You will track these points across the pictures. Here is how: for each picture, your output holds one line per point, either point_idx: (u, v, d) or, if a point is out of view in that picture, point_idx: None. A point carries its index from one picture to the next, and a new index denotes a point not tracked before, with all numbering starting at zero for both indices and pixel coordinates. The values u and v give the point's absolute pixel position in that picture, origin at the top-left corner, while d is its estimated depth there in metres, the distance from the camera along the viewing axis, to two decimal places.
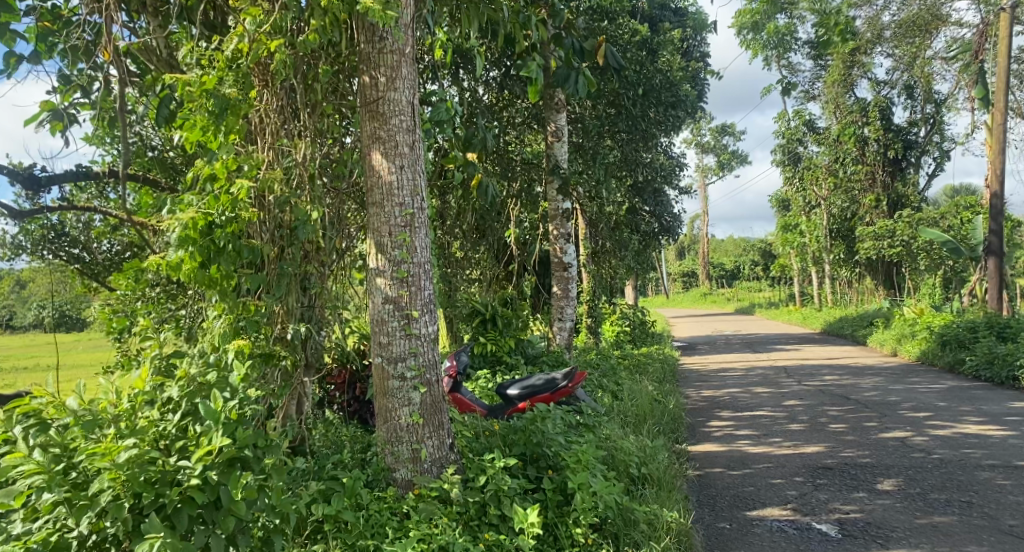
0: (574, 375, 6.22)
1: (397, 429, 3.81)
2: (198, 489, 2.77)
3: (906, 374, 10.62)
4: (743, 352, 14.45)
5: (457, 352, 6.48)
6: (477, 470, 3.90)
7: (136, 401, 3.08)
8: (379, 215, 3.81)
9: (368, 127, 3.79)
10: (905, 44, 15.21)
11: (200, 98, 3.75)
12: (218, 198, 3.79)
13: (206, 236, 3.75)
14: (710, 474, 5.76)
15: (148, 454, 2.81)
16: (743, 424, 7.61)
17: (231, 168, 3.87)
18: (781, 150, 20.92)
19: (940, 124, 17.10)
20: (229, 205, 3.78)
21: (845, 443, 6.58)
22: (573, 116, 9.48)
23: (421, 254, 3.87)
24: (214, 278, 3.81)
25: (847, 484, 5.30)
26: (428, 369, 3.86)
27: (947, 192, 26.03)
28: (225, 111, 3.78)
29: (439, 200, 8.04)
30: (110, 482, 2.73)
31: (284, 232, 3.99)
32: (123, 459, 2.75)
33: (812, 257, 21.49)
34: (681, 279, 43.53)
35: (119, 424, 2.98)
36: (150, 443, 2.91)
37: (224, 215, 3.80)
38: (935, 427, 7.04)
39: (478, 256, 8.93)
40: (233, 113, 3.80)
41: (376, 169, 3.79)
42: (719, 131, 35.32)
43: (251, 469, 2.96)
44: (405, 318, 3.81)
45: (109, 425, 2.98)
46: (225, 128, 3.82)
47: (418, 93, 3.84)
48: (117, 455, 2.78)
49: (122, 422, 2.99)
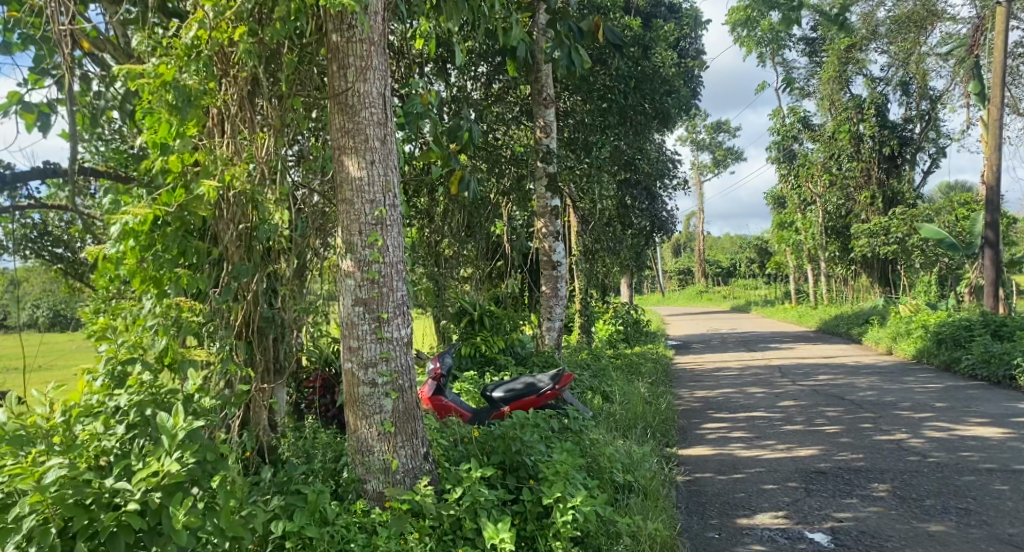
0: (561, 378, 6.04)
1: (369, 439, 3.63)
2: (134, 515, 2.61)
3: (901, 373, 10.47)
4: (738, 351, 14.30)
5: (441, 354, 6.29)
6: (452, 481, 3.75)
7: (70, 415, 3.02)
8: (348, 212, 3.62)
9: (336, 121, 3.61)
10: (900, 40, 15.08)
11: (159, 90, 3.58)
12: (171, 194, 3.75)
13: (153, 232, 3.68)
14: (700, 479, 5.59)
15: (80, 476, 2.69)
16: (735, 426, 7.45)
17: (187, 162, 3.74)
18: (776, 147, 20.76)
19: (935, 120, 16.94)
20: (183, 201, 3.71)
21: (839, 445, 6.41)
22: (563, 113, 9.31)
23: (394, 254, 3.69)
24: (160, 278, 3.74)
25: (840, 490, 5.14)
26: (401, 375, 3.68)
27: (942, 189, 25.91)
28: (188, 102, 3.60)
29: (427, 199, 7.82)
30: (33, 508, 2.58)
31: (245, 233, 3.81)
32: (51, 479, 2.65)
33: (808, 255, 21.35)
34: (676, 277, 43.41)
35: (50, 440, 2.89)
36: (88, 460, 2.84)
37: (175, 213, 3.70)
38: (932, 428, 6.88)
39: (467, 255, 8.73)
40: (194, 104, 3.63)
41: (345, 165, 3.60)
42: (714, 128, 35.15)
43: (200, 486, 2.86)
44: (377, 321, 3.63)
45: (39, 442, 2.89)
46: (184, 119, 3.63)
47: (389, 85, 3.65)
48: (42, 476, 2.67)
49: (54, 437, 2.92)
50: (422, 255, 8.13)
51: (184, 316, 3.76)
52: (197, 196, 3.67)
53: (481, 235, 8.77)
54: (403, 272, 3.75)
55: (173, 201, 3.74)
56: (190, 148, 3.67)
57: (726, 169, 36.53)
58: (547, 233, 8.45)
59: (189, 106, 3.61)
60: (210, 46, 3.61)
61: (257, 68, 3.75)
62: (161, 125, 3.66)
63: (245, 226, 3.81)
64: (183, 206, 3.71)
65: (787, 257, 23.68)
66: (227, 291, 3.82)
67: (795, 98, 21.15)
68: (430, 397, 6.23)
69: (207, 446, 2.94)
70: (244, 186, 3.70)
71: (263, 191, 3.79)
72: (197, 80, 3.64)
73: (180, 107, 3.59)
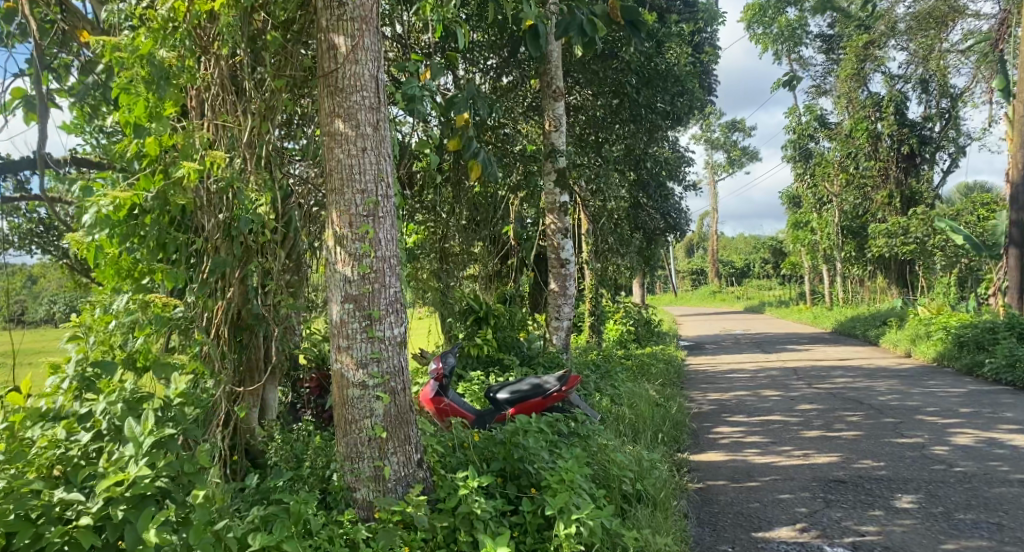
0: (568, 380, 5.79)
1: (358, 444, 3.40)
2: (88, 532, 2.54)
3: (922, 377, 10.14)
4: (752, 352, 13.97)
5: (444, 353, 6.04)
6: (448, 491, 3.51)
7: (15, 420, 2.89)
8: (339, 202, 3.39)
9: (327, 104, 3.38)
10: (919, 36, 14.73)
11: (137, 66, 3.40)
12: (150, 178, 3.51)
13: (131, 219, 3.46)
14: (712, 487, 5.34)
15: (28, 488, 2.61)
16: (749, 431, 7.17)
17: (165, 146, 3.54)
18: (792, 146, 20.41)
19: (956, 119, 16.56)
20: (162, 187, 3.51)
21: (859, 452, 6.13)
22: (574, 107, 9.04)
23: (387, 247, 3.46)
24: (125, 268, 3.52)
25: (861, 500, 4.87)
26: (393, 377, 3.44)
27: (962, 189, 25.42)
28: (164, 78, 3.44)
29: (436, 194, 7.64)
30: None
31: (227, 223, 3.64)
32: None
33: (824, 255, 20.97)
34: (690, 277, 43.03)
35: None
36: (39, 470, 2.74)
37: (155, 200, 3.49)
38: (958, 435, 6.58)
39: (475, 251, 8.50)
40: (171, 82, 3.50)
41: (335, 150, 3.37)
42: (729, 127, 34.74)
43: (170, 499, 2.73)
44: (368, 318, 3.39)
45: None
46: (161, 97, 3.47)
47: (383, 67, 3.41)
48: None
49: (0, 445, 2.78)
50: (427, 252, 7.89)
51: (161, 313, 3.52)
52: (175, 181, 3.50)
53: (486, 230, 8.53)
54: (397, 267, 3.51)
55: (153, 186, 3.51)
56: (166, 129, 3.46)
57: (741, 168, 36.12)
58: (556, 230, 8.15)
59: (165, 84, 3.46)
60: (187, 22, 3.48)
61: (238, 46, 3.59)
62: (135, 98, 3.43)
63: (225, 216, 3.62)
64: (161, 193, 3.51)
65: (803, 257, 23.30)
66: (203, 286, 3.66)
67: (812, 96, 20.78)
68: (432, 398, 6.00)
69: (182, 455, 2.80)
70: (223, 174, 3.54)
71: (243, 178, 3.62)
72: (175, 54, 3.49)
73: (156, 83, 3.42)
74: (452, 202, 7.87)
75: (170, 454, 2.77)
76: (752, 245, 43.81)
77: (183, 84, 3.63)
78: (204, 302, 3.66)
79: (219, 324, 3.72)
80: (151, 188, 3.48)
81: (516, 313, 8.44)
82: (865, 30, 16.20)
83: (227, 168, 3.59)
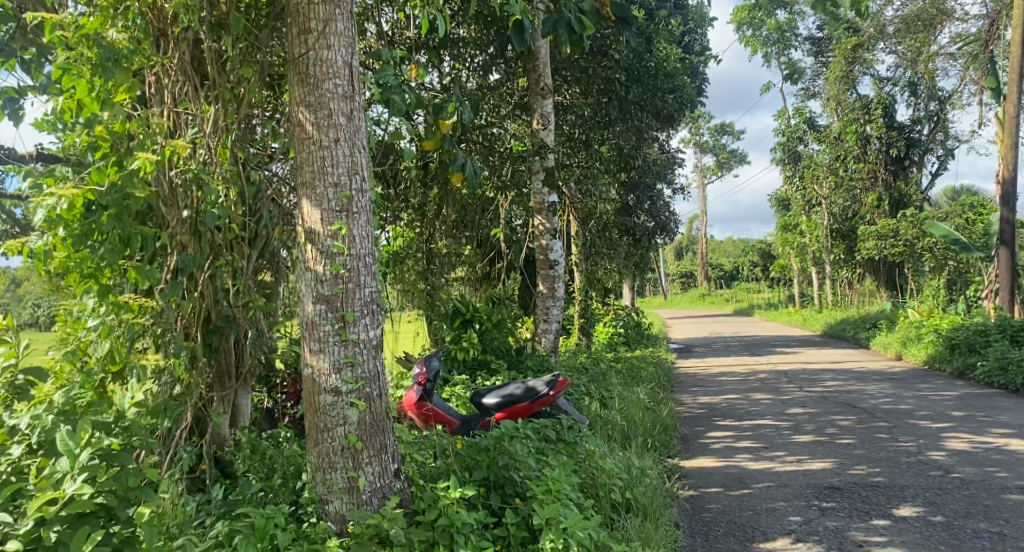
0: (557, 383, 5.60)
1: (331, 454, 3.20)
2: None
3: (914, 380, 10.03)
4: (742, 355, 13.86)
5: (428, 357, 5.84)
6: (427, 503, 3.32)
7: None
8: (310, 198, 3.20)
9: (297, 93, 3.19)
10: (907, 39, 14.68)
11: (81, 47, 3.21)
12: (104, 170, 3.22)
13: (86, 217, 3.16)
14: (705, 494, 5.17)
15: None
16: (741, 435, 7.01)
17: (118, 134, 3.33)
18: (781, 148, 20.35)
19: (944, 121, 16.55)
20: (117, 179, 3.21)
21: (853, 458, 5.98)
22: (562, 106, 8.80)
23: (363, 244, 3.26)
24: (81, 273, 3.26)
25: (858, 508, 4.71)
26: (369, 383, 3.25)
27: (949, 192, 25.48)
28: (112, 62, 3.25)
29: (422, 194, 7.49)
30: None
31: (192, 216, 3.49)
32: None
33: (812, 258, 20.91)
34: (679, 280, 43.02)
35: None
36: None
37: (110, 194, 3.18)
38: (954, 440, 6.45)
39: (463, 253, 8.28)
40: (121, 64, 3.31)
41: (305, 143, 3.19)
42: (717, 131, 34.75)
43: (115, 518, 2.55)
44: (341, 320, 3.20)
45: None
46: (113, 83, 3.31)
47: (357, 54, 3.23)
48: None
49: None
50: (413, 253, 7.68)
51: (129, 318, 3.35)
52: (134, 172, 3.24)
53: (474, 232, 8.33)
54: (374, 265, 3.32)
55: (107, 178, 3.21)
56: (120, 116, 3.32)
57: (730, 171, 36.12)
58: (544, 230, 7.97)
59: (114, 66, 3.26)
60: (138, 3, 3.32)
61: (194, 28, 3.49)
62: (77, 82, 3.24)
63: (190, 211, 3.48)
64: (118, 186, 3.22)
65: (792, 260, 23.24)
66: (173, 287, 3.42)
67: (801, 99, 20.74)
68: (416, 403, 5.80)
69: (132, 468, 2.63)
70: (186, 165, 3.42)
71: (207, 169, 3.48)
72: (126, 38, 3.33)
73: (105, 64, 3.22)
74: (439, 202, 7.66)
75: (118, 467, 2.60)
76: (741, 248, 43.85)
77: (136, 70, 3.52)
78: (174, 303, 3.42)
79: (186, 323, 3.62)
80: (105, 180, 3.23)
81: (504, 316, 8.23)
82: (853, 33, 16.13)
83: (190, 159, 3.47)
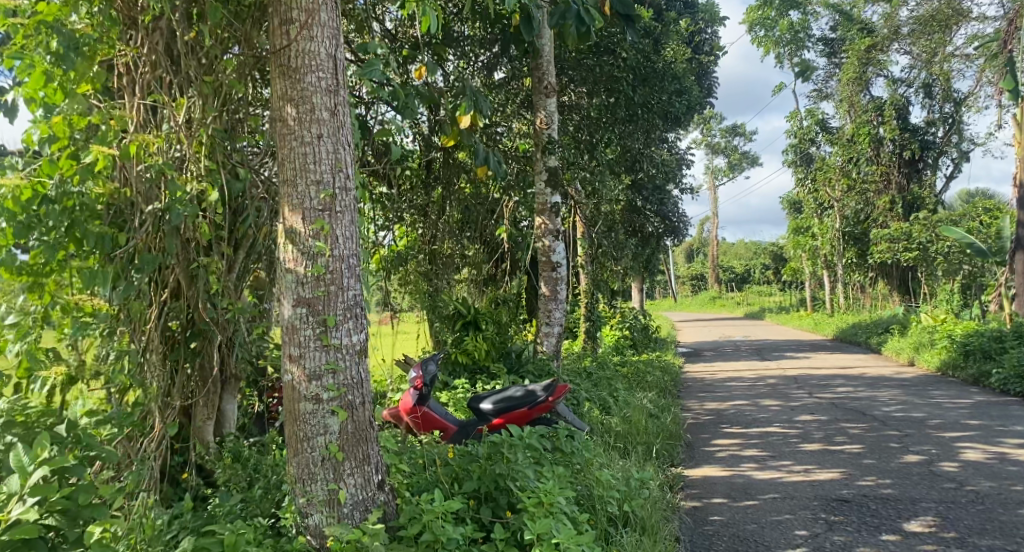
0: (556, 388, 5.45)
1: (310, 464, 3.06)
2: None
3: (927, 387, 9.81)
4: (751, 359, 13.65)
5: (425, 360, 5.68)
6: (412, 517, 3.17)
7: None
8: (291, 195, 3.05)
9: (278, 86, 3.04)
10: (922, 40, 14.44)
11: (38, 32, 3.16)
12: (56, 163, 3.18)
13: (35, 207, 3.08)
14: (707, 506, 5.00)
15: None
16: (748, 443, 6.83)
17: (76, 126, 3.29)
18: (792, 150, 20.11)
19: (959, 124, 16.27)
20: (71, 173, 3.20)
21: (863, 468, 5.78)
22: (567, 105, 8.62)
23: (346, 245, 3.12)
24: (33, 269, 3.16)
25: (867, 523, 4.52)
26: (351, 390, 3.10)
27: (964, 195, 25.13)
28: (72, 49, 3.19)
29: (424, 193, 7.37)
30: None
31: (158, 215, 3.42)
32: None
33: (824, 261, 20.65)
34: (689, 282, 42.75)
35: None
36: None
37: (60, 187, 3.17)
38: (967, 450, 6.24)
39: (465, 252, 8.14)
40: (82, 52, 3.25)
41: (286, 140, 3.04)
42: (730, 132, 34.47)
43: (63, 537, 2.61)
44: (322, 325, 3.05)
45: None
46: (75, 73, 3.26)
47: (341, 45, 3.09)
48: None
49: None
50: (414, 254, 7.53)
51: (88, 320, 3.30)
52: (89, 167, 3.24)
53: (477, 233, 8.20)
54: (357, 267, 3.17)
55: (60, 172, 3.20)
56: (80, 107, 3.23)
57: (741, 173, 35.85)
58: (546, 230, 7.78)
59: (74, 54, 3.20)
60: None
61: (166, 17, 3.46)
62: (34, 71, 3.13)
63: (155, 207, 3.38)
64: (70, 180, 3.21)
65: (803, 263, 22.97)
66: (128, 288, 3.34)
67: (813, 100, 20.49)
68: (412, 407, 5.66)
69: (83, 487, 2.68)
70: (153, 159, 3.36)
71: (177, 167, 3.44)
72: (89, 27, 3.33)
73: (64, 52, 3.17)
74: (441, 203, 7.56)
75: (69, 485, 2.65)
76: (753, 250, 43.52)
77: (105, 60, 3.48)
78: (133, 305, 3.40)
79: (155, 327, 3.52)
80: (58, 173, 3.19)
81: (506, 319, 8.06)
82: (867, 33, 15.88)
83: (159, 154, 3.42)
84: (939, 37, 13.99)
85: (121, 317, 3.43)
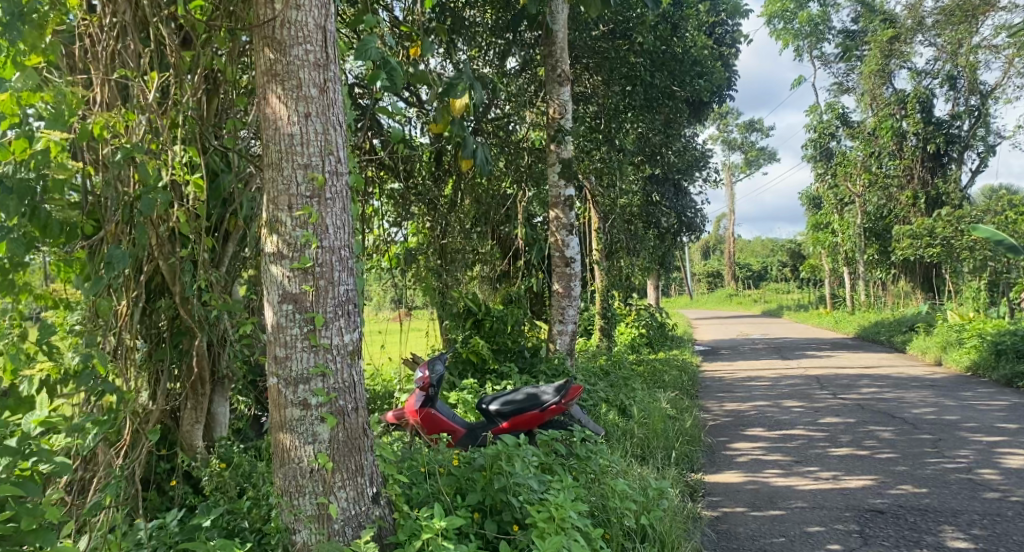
0: (568, 391, 5.16)
1: (298, 476, 2.78)
2: None
3: (958, 388, 9.43)
4: (771, 358, 13.28)
5: (431, 360, 5.40)
6: (411, 533, 2.89)
7: None
8: (276, 180, 2.77)
9: (261, 60, 2.77)
10: (948, 30, 13.99)
11: None
12: (9, 148, 2.87)
13: None
14: (729, 515, 4.70)
15: None
16: (770, 447, 6.50)
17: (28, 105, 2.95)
18: (812, 145, 19.67)
19: (986, 116, 15.61)
20: (28, 159, 2.89)
21: (895, 476, 5.46)
22: (581, 95, 8.29)
23: (337, 236, 2.84)
24: None
25: (905, 538, 4.22)
26: (342, 395, 2.82)
27: (989, 191, 24.54)
28: (17, 17, 2.86)
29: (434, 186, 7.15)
30: None
31: (128, 204, 3.19)
32: None
33: (844, 258, 20.21)
34: (705, 279, 42.30)
35: None
36: None
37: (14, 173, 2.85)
38: (1007, 456, 5.91)
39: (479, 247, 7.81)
40: (29, 22, 2.91)
41: (271, 120, 2.76)
42: (747, 127, 33.97)
43: None
44: (310, 323, 2.77)
45: None
46: (24, 45, 2.94)
47: (331, 15, 2.80)
48: None
49: None
50: (421, 251, 7.19)
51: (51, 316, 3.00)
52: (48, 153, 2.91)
53: (490, 230, 7.91)
54: (350, 260, 2.89)
55: (14, 157, 2.89)
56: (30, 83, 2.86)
57: (758, 169, 35.34)
58: (560, 225, 7.46)
59: (18, 23, 2.86)
60: None
61: None
62: None
63: (126, 194, 3.19)
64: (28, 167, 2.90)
65: (822, 260, 22.53)
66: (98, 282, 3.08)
67: (834, 94, 20.03)
68: (418, 410, 5.42)
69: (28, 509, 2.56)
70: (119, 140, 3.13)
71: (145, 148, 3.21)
72: None
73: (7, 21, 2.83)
74: (452, 200, 7.32)
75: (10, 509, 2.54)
76: (770, 247, 42.98)
77: (63, 30, 3.21)
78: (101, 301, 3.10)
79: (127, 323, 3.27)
80: (13, 161, 2.87)
81: (518, 316, 7.73)
82: (890, 25, 15.43)
83: (125, 134, 3.20)
84: (965, 28, 13.54)
85: (91, 314, 3.16)
